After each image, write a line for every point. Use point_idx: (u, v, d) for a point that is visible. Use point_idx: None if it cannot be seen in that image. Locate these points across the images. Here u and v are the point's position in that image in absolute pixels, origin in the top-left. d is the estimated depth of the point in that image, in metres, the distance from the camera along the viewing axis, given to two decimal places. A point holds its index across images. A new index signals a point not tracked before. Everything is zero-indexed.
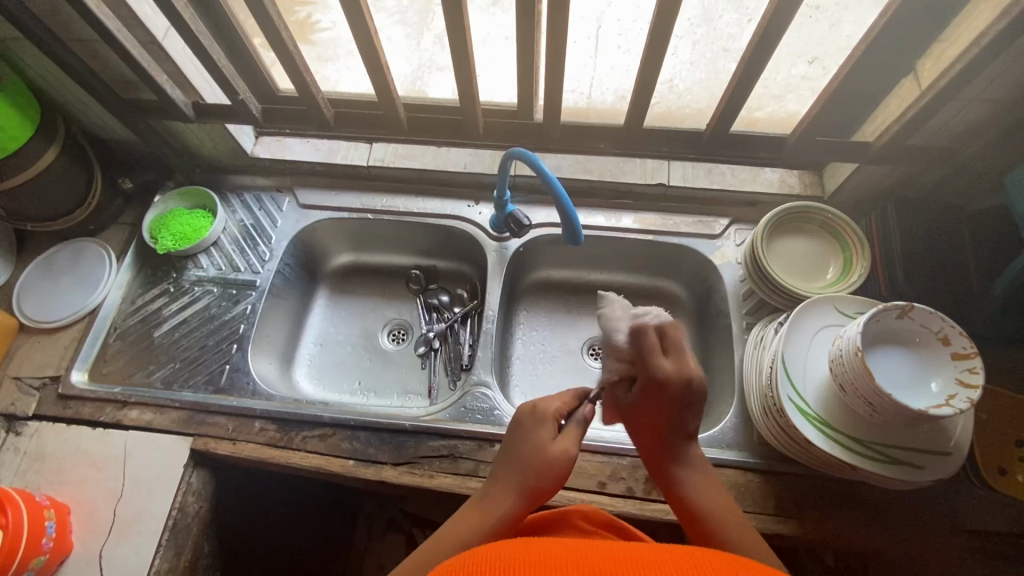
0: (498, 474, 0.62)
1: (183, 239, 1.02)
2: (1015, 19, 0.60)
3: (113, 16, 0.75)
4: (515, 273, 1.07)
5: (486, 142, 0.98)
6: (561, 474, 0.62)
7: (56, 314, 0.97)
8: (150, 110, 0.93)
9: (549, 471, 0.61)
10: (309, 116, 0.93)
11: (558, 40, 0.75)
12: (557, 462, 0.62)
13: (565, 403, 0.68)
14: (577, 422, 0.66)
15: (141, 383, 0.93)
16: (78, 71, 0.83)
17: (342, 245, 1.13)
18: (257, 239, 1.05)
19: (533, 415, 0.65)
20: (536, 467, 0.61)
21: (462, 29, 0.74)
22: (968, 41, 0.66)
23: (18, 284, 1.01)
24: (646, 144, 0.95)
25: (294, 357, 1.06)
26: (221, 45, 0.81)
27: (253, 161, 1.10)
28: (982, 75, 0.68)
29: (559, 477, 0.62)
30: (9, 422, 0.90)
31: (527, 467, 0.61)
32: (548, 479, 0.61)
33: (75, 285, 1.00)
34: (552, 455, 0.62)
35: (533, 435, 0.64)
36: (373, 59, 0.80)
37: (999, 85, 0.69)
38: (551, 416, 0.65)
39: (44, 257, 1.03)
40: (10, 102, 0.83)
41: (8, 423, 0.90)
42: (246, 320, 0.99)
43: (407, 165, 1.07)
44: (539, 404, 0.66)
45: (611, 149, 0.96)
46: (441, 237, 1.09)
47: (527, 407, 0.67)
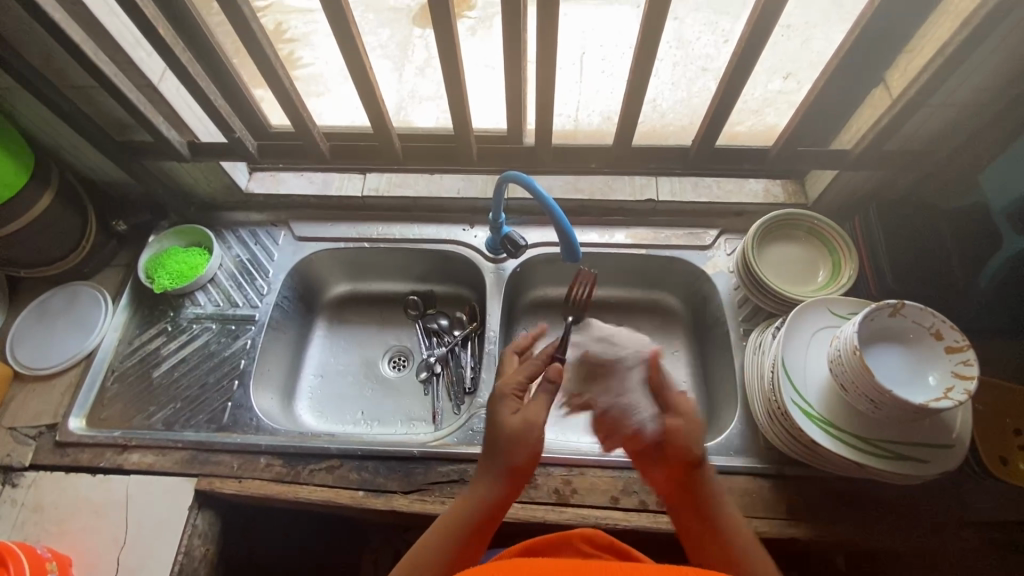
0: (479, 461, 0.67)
1: (180, 277, 1.02)
2: (975, 29, 0.64)
3: (110, 62, 0.77)
4: (513, 293, 1.08)
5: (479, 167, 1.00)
6: (533, 447, 0.66)
7: (50, 361, 0.96)
8: (144, 152, 0.94)
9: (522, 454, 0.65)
10: (306, 150, 0.95)
11: (547, 66, 0.78)
12: (525, 436, 0.66)
13: (525, 377, 0.71)
14: (541, 393, 0.68)
15: (142, 426, 0.91)
16: (73, 117, 0.84)
17: (339, 275, 1.13)
18: (254, 273, 1.05)
19: (497, 398, 0.69)
20: (509, 449, 0.65)
21: (454, 60, 0.76)
22: (933, 51, 0.70)
23: (12, 332, 0.99)
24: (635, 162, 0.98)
25: (296, 390, 1.05)
26: (217, 84, 0.83)
27: (247, 197, 1.10)
28: (949, 82, 0.72)
29: (532, 451, 0.66)
30: (5, 473, 0.87)
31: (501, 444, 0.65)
32: (524, 455, 0.66)
33: (68, 330, 0.99)
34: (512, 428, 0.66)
35: (500, 415, 0.67)
36: (366, 89, 0.82)
37: (966, 91, 0.73)
38: (511, 394, 0.69)
39: (37, 303, 1.02)
40: (7, 151, 0.83)
41: (4, 475, 0.87)
42: (246, 355, 0.98)
43: (401, 194, 1.08)
44: (501, 386, 0.70)
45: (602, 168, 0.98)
46: (438, 261, 1.10)
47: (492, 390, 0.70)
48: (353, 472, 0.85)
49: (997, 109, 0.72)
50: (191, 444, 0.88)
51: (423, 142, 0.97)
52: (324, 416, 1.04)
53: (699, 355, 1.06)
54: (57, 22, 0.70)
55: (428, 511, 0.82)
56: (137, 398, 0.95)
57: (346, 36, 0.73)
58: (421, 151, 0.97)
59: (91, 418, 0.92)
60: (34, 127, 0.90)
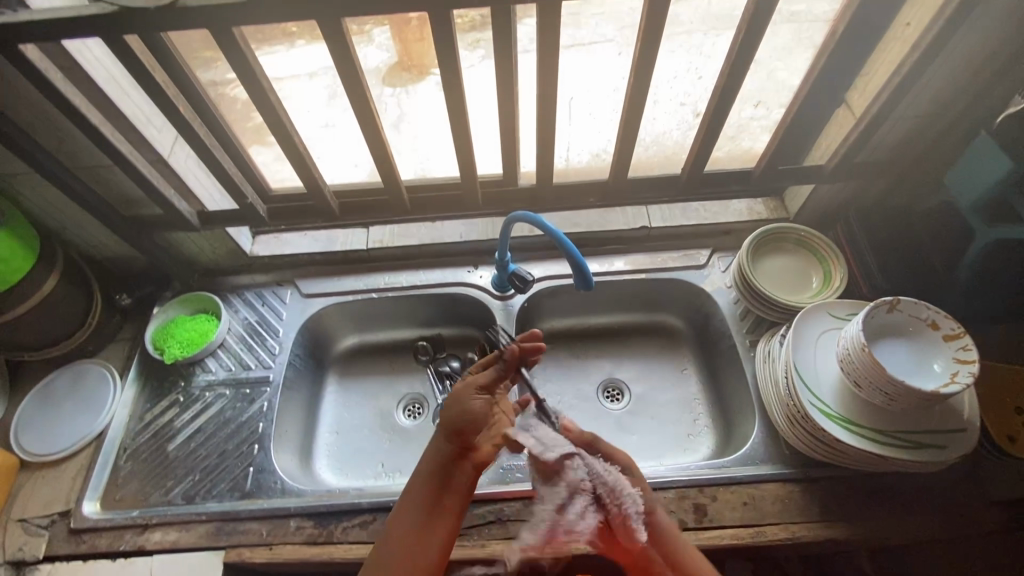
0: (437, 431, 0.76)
1: (191, 344, 1.01)
2: (922, 52, 0.73)
3: (125, 141, 0.79)
4: (523, 329, 1.11)
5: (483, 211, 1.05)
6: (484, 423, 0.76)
7: (55, 446, 0.93)
8: (153, 224, 0.96)
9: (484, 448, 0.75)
10: (317, 210, 0.98)
11: (545, 113, 0.84)
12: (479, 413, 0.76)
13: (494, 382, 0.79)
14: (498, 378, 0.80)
15: (161, 502, 0.89)
16: (85, 197, 0.85)
17: (347, 328, 1.14)
18: (265, 333, 1.06)
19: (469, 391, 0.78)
20: (467, 422, 0.75)
21: (461, 114, 0.82)
22: (888, 73, 0.79)
23: (15, 420, 0.97)
24: (628, 193, 1.04)
25: (313, 449, 1.04)
26: (230, 155, 0.87)
27: (252, 260, 1.11)
28: (905, 99, 0.81)
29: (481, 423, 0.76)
30: (17, 569, 0.84)
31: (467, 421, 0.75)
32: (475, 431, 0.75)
33: (73, 412, 0.97)
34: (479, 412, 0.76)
35: (463, 397, 0.77)
36: (378, 147, 0.87)
37: (920, 105, 0.82)
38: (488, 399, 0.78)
39: (39, 388, 1.00)
40: (15, 234, 0.84)
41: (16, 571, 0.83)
42: (263, 417, 0.97)
43: (406, 243, 1.11)
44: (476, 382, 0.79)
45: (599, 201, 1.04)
46: (448, 304, 1.12)
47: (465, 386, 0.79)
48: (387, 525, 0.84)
49: (949, 118, 0.81)
50: (217, 515, 0.86)
51: (428, 192, 1.00)
52: (343, 473, 1.02)
53: (708, 371, 1.09)
54: (79, 107, 0.72)
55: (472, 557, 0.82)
56: (152, 472, 0.92)
57: (359, 99, 0.78)
58: (427, 200, 1.01)
59: (105, 501, 0.89)
60: (42, 209, 0.91)
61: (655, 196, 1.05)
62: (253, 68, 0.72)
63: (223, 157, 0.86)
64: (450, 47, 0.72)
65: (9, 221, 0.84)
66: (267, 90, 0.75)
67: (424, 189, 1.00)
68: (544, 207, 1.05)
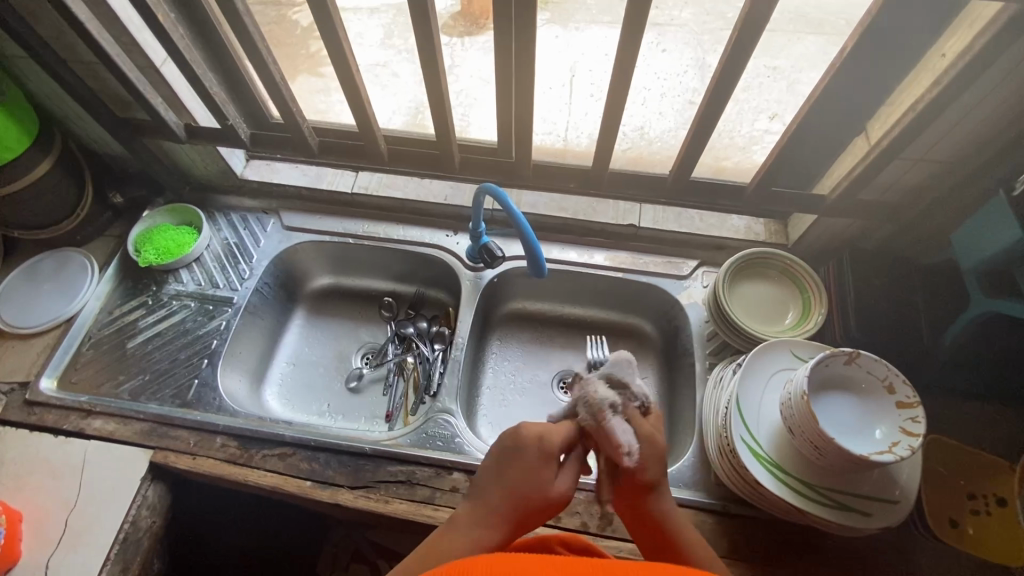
0: (491, 485, 0.60)
1: (166, 253, 1.09)
2: None
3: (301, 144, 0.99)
4: (673, 336, 1.10)
5: (531, 185, 1.01)
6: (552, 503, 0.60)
7: (308, 357, 1.17)
8: (254, 241, 1.14)
9: (546, 508, 0.59)
10: (508, 167, 0.99)
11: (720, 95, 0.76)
12: (553, 497, 0.60)
13: (564, 438, 0.64)
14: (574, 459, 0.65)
15: (360, 442, 0.90)
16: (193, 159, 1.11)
17: (514, 292, 1.17)
18: (358, 281, 1.24)
19: (518, 441, 0.62)
20: (534, 493, 0.59)
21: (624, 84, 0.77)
22: None
23: (234, 300, 1.08)
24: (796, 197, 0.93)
25: (476, 406, 1.09)
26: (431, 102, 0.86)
27: (242, 182, 1.18)
28: None
29: (551, 505, 0.60)
30: None
31: (524, 498, 0.58)
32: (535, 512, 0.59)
33: (323, 324, 1.21)
34: (550, 493, 0.60)
35: (522, 458, 0.60)
36: (522, 119, 0.87)
37: None
38: (551, 456, 0.61)
39: (248, 273, 1.11)
40: (178, 228, 1.13)
41: None
42: (458, 349, 1.04)
43: (646, 215, 1.11)
44: (526, 429, 0.62)
45: (792, 211, 0.92)
46: (639, 292, 1.11)
47: (510, 433, 0.63)
48: (589, 508, 0.85)
49: None
50: (476, 462, 0.88)
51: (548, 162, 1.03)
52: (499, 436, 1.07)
53: None
54: (272, 73, 0.85)
55: None
56: (354, 395, 1.13)
57: (527, 92, 0.81)
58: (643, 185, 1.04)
59: (396, 439, 0.92)
60: (112, 43, 0.82)
61: (822, 243, 0.99)
62: (431, 24, 0.73)
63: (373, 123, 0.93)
64: (640, 25, 0.66)
65: (162, 234, 1.11)
66: (529, 75, 0.78)
67: (549, 157, 1.00)
68: (630, 219, 1.11)
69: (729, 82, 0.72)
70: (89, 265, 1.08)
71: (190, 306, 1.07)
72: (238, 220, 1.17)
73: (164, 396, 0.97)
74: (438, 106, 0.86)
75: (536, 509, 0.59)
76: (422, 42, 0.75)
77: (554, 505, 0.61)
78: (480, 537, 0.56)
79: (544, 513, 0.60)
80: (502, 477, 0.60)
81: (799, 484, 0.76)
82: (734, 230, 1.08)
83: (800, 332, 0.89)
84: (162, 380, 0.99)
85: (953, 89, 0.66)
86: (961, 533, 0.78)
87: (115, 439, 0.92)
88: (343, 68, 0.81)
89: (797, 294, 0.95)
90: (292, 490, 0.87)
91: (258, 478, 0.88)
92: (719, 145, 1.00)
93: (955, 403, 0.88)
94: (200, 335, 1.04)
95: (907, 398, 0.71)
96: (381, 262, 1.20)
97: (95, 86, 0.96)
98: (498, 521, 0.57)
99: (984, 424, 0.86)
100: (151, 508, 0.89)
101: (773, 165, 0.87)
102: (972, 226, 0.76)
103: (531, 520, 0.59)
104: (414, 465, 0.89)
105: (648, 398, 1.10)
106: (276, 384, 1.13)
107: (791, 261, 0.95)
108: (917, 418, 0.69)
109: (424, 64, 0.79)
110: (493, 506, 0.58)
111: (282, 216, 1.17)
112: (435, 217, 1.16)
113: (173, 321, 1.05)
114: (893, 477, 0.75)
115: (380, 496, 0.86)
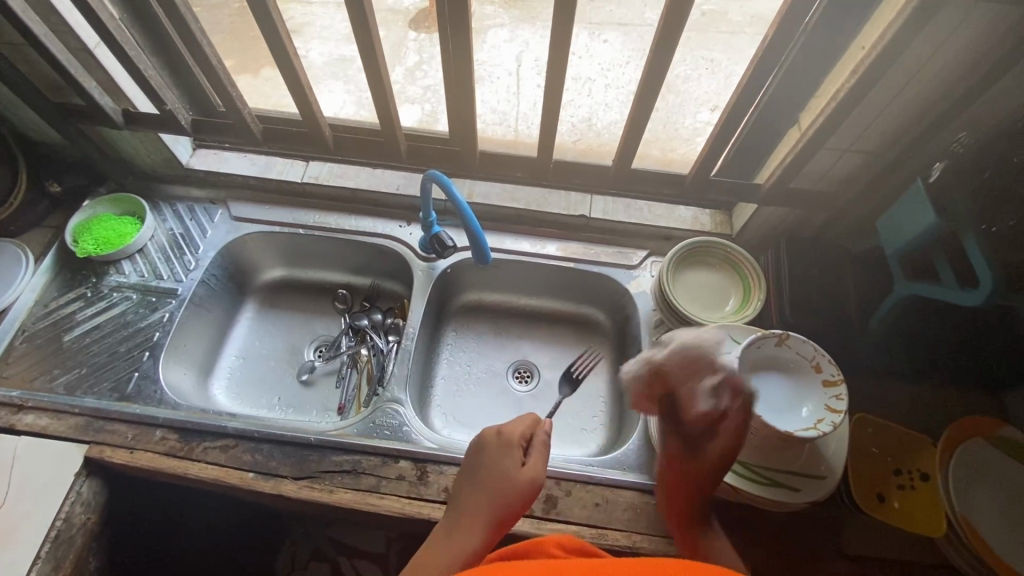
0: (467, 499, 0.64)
1: (107, 244, 1.06)
2: None
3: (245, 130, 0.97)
4: (625, 325, 1.11)
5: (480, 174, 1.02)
6: (526, 501, 0.66)
7: (260, 350, 1.15)
8: (197, 232, 1.12)
9: (521, 494, 0.65)
10: (457, 157, 0.99)
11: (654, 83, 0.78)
12: (522, 487, 0.66)
13: (527, 429, 0.73)
14: (536, 451, 0.71)
15: (305, 433, 0.89)
16: (134, 146, 1.08)
17: (470, 283, 1.17)
18: (311, 274, 1.22)
19: (499, 441, 0.70)
20: (509, 494, 0.64)
21: None
22: None
23: (179, 291, 1.06)
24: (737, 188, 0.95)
25: (429, 398, 1.09)
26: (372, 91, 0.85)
27: (188, 172, 1.15)
28: None
29: (524, 501, 0.66)
30: None
31: (500, 495, 0.64)
32: (516, 507, 0.64)
33: (276, 316, 1.19)
34: (520, 482, 0.66)
35: (499, 461, 0.68)
36: (465, 108, 0.87)
37: None
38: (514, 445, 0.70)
39: (195, 265, 1.09)
40: (123, 218, 1.10)
41: None
42: (408, 339, 1.04)
43: (596, 206, 1.13)
44: (504, 430, 0.71)
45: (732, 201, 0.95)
46: (591, 281, 1.12)
47: (493, 432, 0.71)
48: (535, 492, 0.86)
49: None
50: (423, 450, 0.88)
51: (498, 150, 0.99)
52: (453, 426, 1.07)
53: None
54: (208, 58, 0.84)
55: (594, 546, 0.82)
56: (304, 388, 1.11)
57: (467, 81, 0.81)
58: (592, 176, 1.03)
59: (343, 429, 0.91)
60: (38, 22, 0.79)
61: (763, 232, 1.02)
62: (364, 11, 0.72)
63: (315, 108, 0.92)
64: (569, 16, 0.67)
65: (106, 224, 1.08)
66: (468, 63, 0.78)
67: (499, 147, 0.99)
68: (581, 209, 1.12)
69: (661, 73, 0.74)
70: (22, 255, 1.03)
71: (132, 298, 1.04)
72: (184, 211, 1.14)
73: (103, 390, 0.94)
74: (378, 94, 0.86)
75: (517, 501, 0.65)
76: (355, 27, 0.75)
77: (529, 499, 0.66)
78: (463, 537, 0.60)
79: (521, 507, 0.65)
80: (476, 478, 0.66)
81: (734, 462, 0.78)
82: (681, 221, 1.11)
83: (740, 317, 0.92)
84: (101, 373, 0.96)
85: (868, 81, 0.69)
86: (888, 508, 0.82)
87: (49, 434, 0.89)
88: (280, 53, 0.80)
89: (738, 281, 0.98)
90: (233, 483, 0.85)
91: (199, 471, 0.86)
92: (664, 136, 1.02)
93: (879, 385, 0.92)
94: (141, 328, 1.02)
95: (831, 376, 0.75)
96: (335, 254, 1.18)
97: (26, 70, 0.92)
98: (478, 521, 0.62)
99: (910, 403, 0.91)
100: (86, 505, 0.86)
101: (710, 154, 0.90)
102: (894, 214, 0.79)
103: (512, 515, 0.64)
104: (361, 455, 0.88)
105: (600, 385, 1.11)
106: (224, 378, 1.11)
107: (732, 250, 0.98)
108: (840, 396, 0.73)
109: (361, 50, 0.79)
110: (478, 506, 0.63)
111: (231, 206, 1.14)
112: (388, 208, 1.16)
113: (113, 313, 1.03)
114: (821, 453, 0.78)
115: (325, 487, 0.85)
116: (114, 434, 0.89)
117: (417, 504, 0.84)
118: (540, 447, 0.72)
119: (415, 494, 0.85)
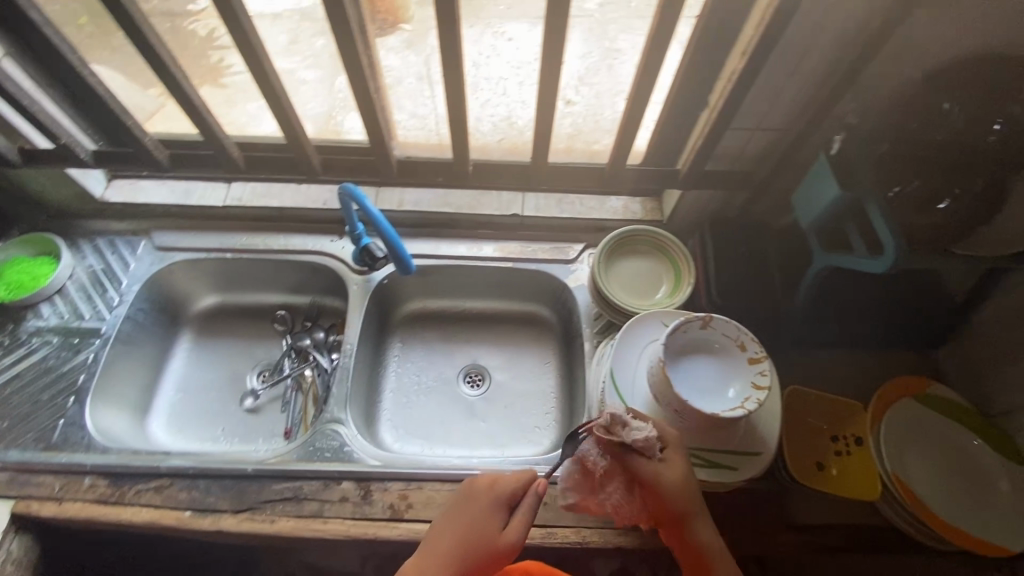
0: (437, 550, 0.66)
1: (20, 287, 1.02)
2: None
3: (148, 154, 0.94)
4: (570, 319, 1.11)
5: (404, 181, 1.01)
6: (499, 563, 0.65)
7: (199, 381, 1.11)
8: (119, 265, 1.08)
9: (491, 558, 0.64)
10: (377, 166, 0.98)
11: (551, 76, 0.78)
12: (495, 551, 0.65)
13: (523, 482, 0.70)
14: (527, 509, 0.68)
15: (242, 464, 0.87)
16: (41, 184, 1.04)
17: (412, 291, 1.15)
18: (248, 296, 1.18)
19: (489, 495, 0.69)
20: (480, 556, 0.65)
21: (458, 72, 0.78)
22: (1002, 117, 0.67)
23: (103, 330, 1.02)
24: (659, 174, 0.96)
25: (377, 413, 1.07)
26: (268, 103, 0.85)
27: (104, 205, 1.11)
28: None
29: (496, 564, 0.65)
30: None
31: (468, 554, 0.65)
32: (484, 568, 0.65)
33: (214, 345, 1.15)
34: (495, 545, 0.65)
35: (481, 521, 0.67)
36: (371, 114, 0.85)
37: None
38: (500, 499, 0.68)
39: (118, 301, 1.05)
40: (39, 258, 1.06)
41: None
42: (347, 355, 1.02)
43: (529, 203, 1.13)
44: (498, 483, 0.69)
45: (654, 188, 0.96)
46: (532, 279, 1.11)
47: (487, 481, 0.70)
48: None
49: None
50: (366, 468, 0.87)
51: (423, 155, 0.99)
52: (404, 439, 1.05)
53: None
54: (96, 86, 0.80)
55: (543, 545, 0.82)
56: (248, 416, 1.08)
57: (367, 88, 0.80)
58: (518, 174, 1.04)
59: (282, 455, 0.89)
60: None
61: (691, 215, 1.03)
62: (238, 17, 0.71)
63: (213, 122, 0.89)
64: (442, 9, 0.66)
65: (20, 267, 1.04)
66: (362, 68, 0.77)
67: (426, 152, 1.00)
68: (514, 208, 1.13)
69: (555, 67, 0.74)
70: None
71: (52, 342, 1.00)
72: (105, 245, 1.10)
73: (26, 441, 0.91)
74: (275, 104, 0.84)
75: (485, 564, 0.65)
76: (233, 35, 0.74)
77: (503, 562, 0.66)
78: None
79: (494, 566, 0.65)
80: (451, 529, 0.67)
81: None
82: (613, 211, 1.11)
83: (671, 302, 0.93)
84: (24, 424, 0.92)
85: (756, 61, 0.70)
86: (827, 475, 0.83)
87: None
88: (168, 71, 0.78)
89: (671, 266, 0.98)
90: (169, 523, 0.83)
91: (132, 514, 0.83)
92: (586, 128, 1.02)
93: (812, 355, 0.94)
94: (65, 372, 0.97)
95: (756, 353, 0.76)
96: (269, 275, 1.14)
97: None
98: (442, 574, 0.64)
99: (842, 371, 0.93)
100: (16, 563, 0.83)
101: (625, 143, 0.90)
102: (804, 188, 0.80)
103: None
104: (302, 480, 0.86)
105: (552, 382, 1.11)
106: (163, 414, 1.07)
107: (662, 236, 0.98)
108: (764, 372, 0.75)
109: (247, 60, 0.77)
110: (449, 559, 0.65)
111: (153, 236, 1.10)
112: (318, 223, 1.13)
113: (34, 360, 0.98)
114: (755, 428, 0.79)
115: (266, 516, 0.83)
116: (41, 486, 0.86)
117: (362, 524, 0.83)
118: (533, 503, 0.69)
119: (360, 514, 0.84)
